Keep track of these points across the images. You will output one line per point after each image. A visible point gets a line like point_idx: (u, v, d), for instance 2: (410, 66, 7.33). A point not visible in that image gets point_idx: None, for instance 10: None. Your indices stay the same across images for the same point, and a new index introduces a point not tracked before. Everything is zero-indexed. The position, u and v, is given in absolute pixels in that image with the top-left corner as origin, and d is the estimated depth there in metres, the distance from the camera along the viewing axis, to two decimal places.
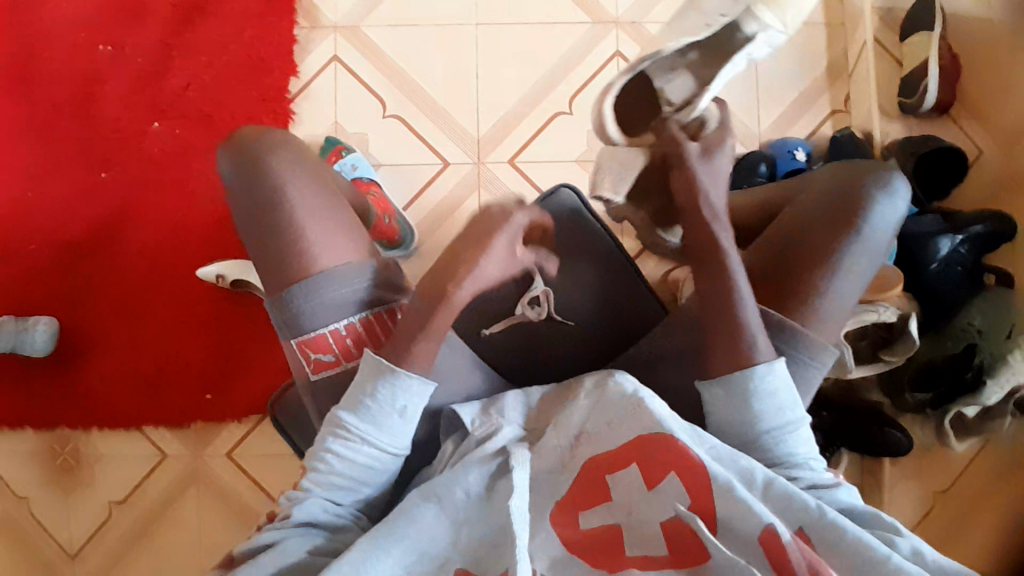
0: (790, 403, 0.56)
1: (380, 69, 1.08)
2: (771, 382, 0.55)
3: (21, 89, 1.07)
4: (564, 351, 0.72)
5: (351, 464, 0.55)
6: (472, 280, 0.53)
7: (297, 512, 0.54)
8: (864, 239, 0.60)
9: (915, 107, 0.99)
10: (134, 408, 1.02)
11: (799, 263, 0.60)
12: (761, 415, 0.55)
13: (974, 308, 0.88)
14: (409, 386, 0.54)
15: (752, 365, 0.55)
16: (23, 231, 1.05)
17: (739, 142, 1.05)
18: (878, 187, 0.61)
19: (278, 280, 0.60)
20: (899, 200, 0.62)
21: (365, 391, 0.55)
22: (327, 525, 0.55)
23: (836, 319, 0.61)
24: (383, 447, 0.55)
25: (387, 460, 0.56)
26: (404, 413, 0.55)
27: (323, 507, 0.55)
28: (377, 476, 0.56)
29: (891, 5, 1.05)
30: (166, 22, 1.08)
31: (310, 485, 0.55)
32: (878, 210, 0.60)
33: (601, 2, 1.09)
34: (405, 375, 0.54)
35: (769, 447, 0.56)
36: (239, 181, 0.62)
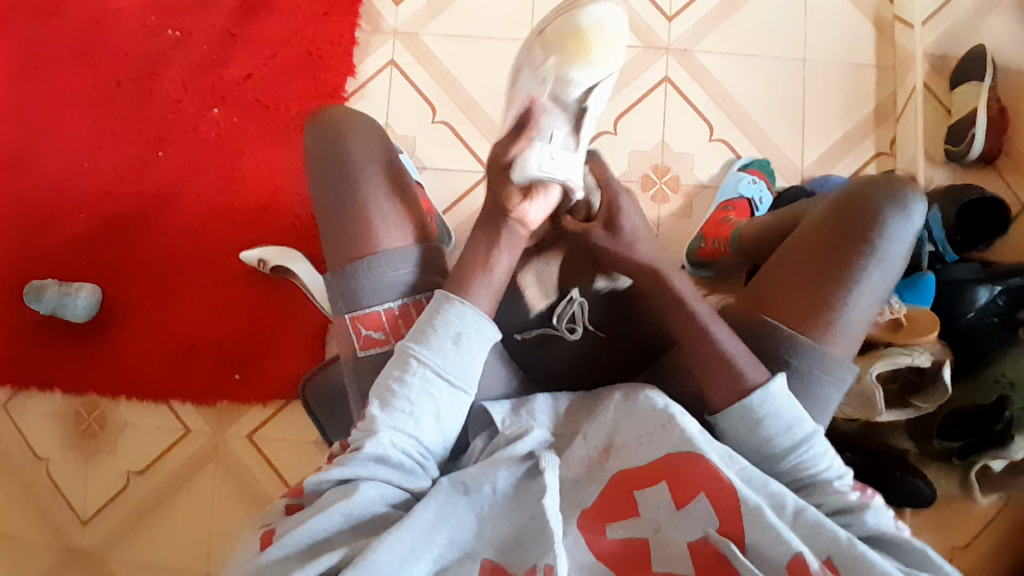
0: (797, 420, 0.57)
1: (433, 75, 1.11)
2: (772, 405, 0.57)
3: (90, 64, 1.12)
4: (583, 356, 0.71)
5: (412, 389, 0.57)
6: (509, 249, 0.63)
7: (369, 444, 0.55)
8: (880, 257, 0.61)
9: (961, 155, 0.99)
10: (163, 380, 1.04)
11: (808, 283, 0.62)
12: (771, 435, 0.57)
13: (1011, 357, 0.82)
14: (464, 315, 0.59)
15: (746, 393, 0.58)
16: (77, 200, 1.08)
17: (781, 175, 1.06)
18: (896, 206, 0.62)
19: (344, 253, 0.65)
20: (913, 219, 0.63)
21: (424, 322, 0.59)
22: (395, 461, 0.55)
23: (854, 334, 0.62)
24: (441, 371, 0.57)
25: (448, 391, 0.57)
26: (458, 339, 0.58)
27: (392, 440, 0.56)
28: (438, 408, 0.57)
29: (943, 52, 1.06)
30: (234, 12, 1.12)
31: (378, 413, 0.57)
32: (887, 229, 0.61)
33: (654, 29, 1.09)
34: (460, 304, 0.59)
35: (790, 464, 0.57)
36: (321, 159, 0.68)
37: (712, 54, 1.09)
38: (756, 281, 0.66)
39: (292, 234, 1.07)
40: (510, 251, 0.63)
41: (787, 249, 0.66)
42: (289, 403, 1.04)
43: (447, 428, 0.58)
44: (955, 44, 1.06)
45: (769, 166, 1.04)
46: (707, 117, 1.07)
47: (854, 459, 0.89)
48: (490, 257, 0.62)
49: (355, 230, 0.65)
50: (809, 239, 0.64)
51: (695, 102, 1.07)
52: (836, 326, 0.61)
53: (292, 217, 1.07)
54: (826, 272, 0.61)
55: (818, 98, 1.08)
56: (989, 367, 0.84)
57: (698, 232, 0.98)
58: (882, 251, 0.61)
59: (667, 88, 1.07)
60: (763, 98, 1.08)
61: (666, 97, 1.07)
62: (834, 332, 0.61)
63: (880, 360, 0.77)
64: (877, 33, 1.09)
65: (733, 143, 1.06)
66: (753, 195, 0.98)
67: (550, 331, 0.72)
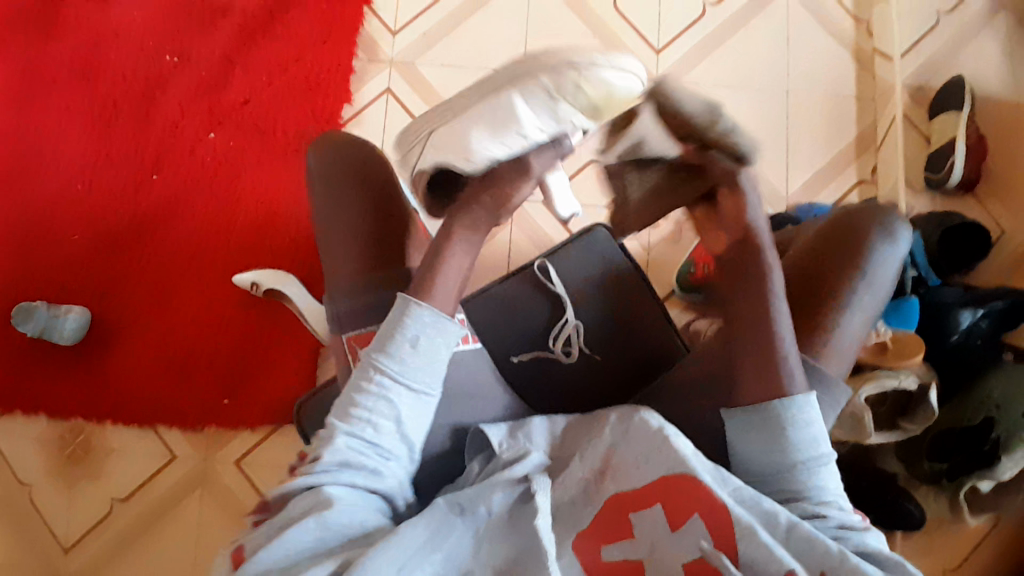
0: (823, 436, 0.56)
1: (428, 102, 1.13)
2: (808, 414, 0.56)
3: (87, 88, 1.13)
4: (581, 381, 0.73)
5: (370, 395, 0.57)
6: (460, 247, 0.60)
7: (327, 451, 0.55)
8: (869, 280, 0.63)
9: (941, 183, 1.02)
10: (152, 405, 1.03)
11: (803, 305, 0.63)
12: (796, 445, 0.55)
13: (996, 380, 0.84)
14: (422, 317, 0.57)
15: (787, 395, 0.56)
16: (69, 221, 1.08)
17: (767, 202, 1.08)
18: (883, 232, 0.64)
19: (343, 277, 0.69)
20: (900, 247, 0.65)
21: (388, 328, 0.58)
22: (357, 464, 0.55)
23: (845, 356, 0.63)
24: (399, 376, 0.57)
25: (409, 396, 0.57)
26: (416, 342, 0.57)
27: (349, 444, 0.56)
28: (399, 412, 0.57)
29: (920, 85, 1.10)
30: (232, 39, 1.14)
31: (336, 420, 0.57)
32: (875, 253, 0.63)
33: (644, 60, 1.13)
34: (417, 307, 0.58)
35: (801, 479, 0.56)
36: (323, 181, 0.73)
37: (700, 84, 1.12)
38: None
39: (287, 257, 1.07)
40: (466, 251, 0.60)
41: (781, 272, 0.67)
42: (280, 427, 1.03)
43: (409, 432, 0.57)
44: (932, 77, 1.11)
45: None
46: None
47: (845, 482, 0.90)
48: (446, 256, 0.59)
49: (351, 251, 0.70)
50: (799, 263, 0.66)
51: None
52: (829, 348, 0.62)
53: (287, 241, 1.08)
54: (817, 295, 0.63)
55: (803, 127, 1.11)
56: (978, 388, 0.85)
57: (688, 258, 0.99)
58: (870, 275, 0.63)
59: None
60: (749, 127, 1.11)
61: None
62: (828, 354, 0.62)
63: (870, 383, 0.79)
64: (858, 66, 1.13)
65: None
66: None
67: (546, 354, 0.73)
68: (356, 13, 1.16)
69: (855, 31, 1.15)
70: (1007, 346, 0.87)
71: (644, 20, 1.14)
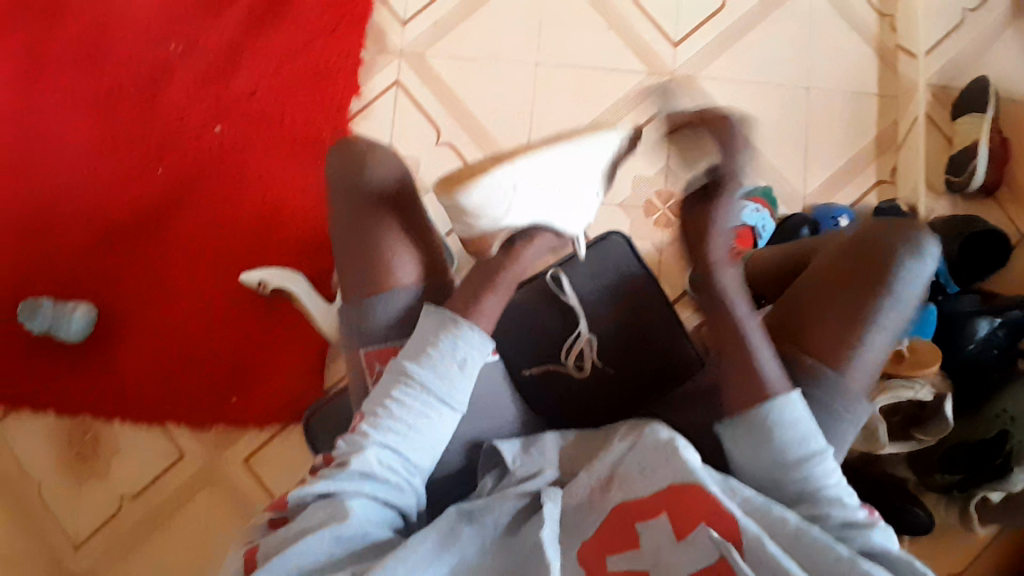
0: (812, 433, 0.57)
1: (439, 97, 1.10)
2: (790, 415, 0.57)
3: (88, 76, 1.10)
4: (591, 395, 0.73)
5: (411, 411, 0.61)
6: (503, 286, 0.65)
7: (356, 460, 0.58)
8: (896, 298, 0.62)
9: (962, 186, 1.00)
10: (159, 402, 1.03)
11: (829, 317, 0.62)
12: (783, 446, 0.56)
13: (1008, 393, 0.83)
14: (472, 340, 0.63)
15: (768, 401, 0.57)
16: (72, 214, 1.07)
17: (783, 202, 1.06)
18: (911, 250, 0.63)
19: (359, 289, 0.70)
20: (929, 261, 0.63)
21: (429, 343, 0.63)
22: (380, 477, 0.58)
23: (867, 374, 0.63)
24: (444, 397, 0.61)
25: (447, 415, 0.62)
26: (464, 365, 0.62)
27: (379, 457, 0.59)
28: (435, 431, 0.61)
29: (944, 84, 1.08)
30: (237, 28, 1.11)
31: (369, 431, 0.60)
32: (903, 270, 0.62)
33: (661, 54, 1.10)
34: (468, 329, 0.63)
35: (801, 476, 0.56)
36: (343, 182, 0.74)
37: (717, 79, 1.09)
38: (773, 313, 0.67)
39: (294, 255, 1.06)
40: (506, 288, 0.65)
41: (802, 286, 0.66)
42: (287, 427, 1.03)
43: (436, 448, 0.62)
44: (957, 75, 1.08)
45: (772, 194, 1.04)
46: None
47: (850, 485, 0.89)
48: (490, 290, 0.65)
49: (366, 259, 0.71)
50: (825, 275, 0.65)
51: None
52: (853, 363, 0.62)
53: (295, 238, 1.06)
54: (843, 311, 0.62)
55: (822, 125, 1.08)
56: (991, 403, 0.84)
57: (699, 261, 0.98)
58: (897, 293, 0.62)
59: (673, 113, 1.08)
60: (766, 124, 1.08)
61: None
62: (851, 368, 0.61)
63: (885, 393, 0.78)
64: (882, 63, 1.10)
65: None
66: (757, 223, 0.98)
67: (558, 368, 0.73)
68: (364, 4, 1.12)
69: (880, 24, 1.11)
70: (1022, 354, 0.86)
71: (661, 12, 1.11)
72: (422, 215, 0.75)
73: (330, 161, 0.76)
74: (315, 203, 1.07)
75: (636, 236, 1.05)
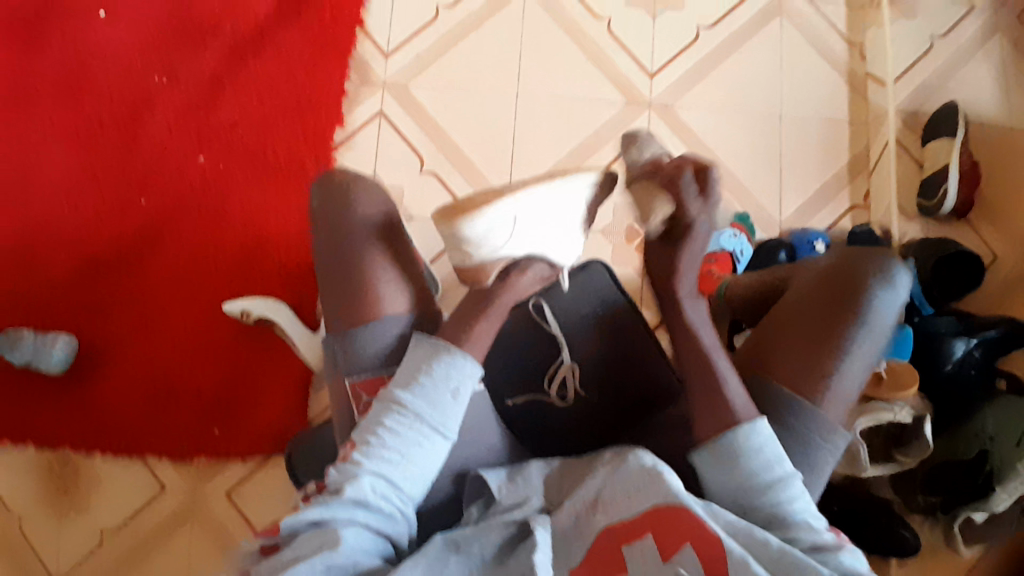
0: (778, 459, 0.57)
1: (422, 126, 1.12)
2: (758, 439, 0.57)
3: (72, 108, 1.11)
4: (576, 424, 0.73)
5: (404, 439, 0.61)
6: (493, 314, 0.68)
7: (350, 488, 0.58)
8: (870, 326, 0.63)
9: (935, 209, 1.02)
10: (140, 434, 1.02)
11: (803, 351, 0.64)
12: (750, 471, 0.57)
13: (987, 415, 0.84)
14: (464, 368, 0.64)
15: (736, 425, 0.58)
16: (54, 246, 1.07)
17: (760, 227, 1.08)
18: (882, 276, 0.65)
19: (346, 317, 0.71)
20: (899, 289, 0.65)
21: (421, 373, 0.64)
22: (373, 505, 0.59)
23: (844, 403, 0.64)
24: (437, 426, 0.62)
25: (439, 443, 0.62)
26: (457, 393, 0.64)
27: (373, 486, 0.59)
28: (427, 460, 0.62)
29: (914, 109, 1.11)
30: (221, 60, 1.13)
31: (361, 459, 0.60)
32: (875, 299, 0.64)
33: (638, 84, 1.13)
34: (461, 357, 0.64)
35: (769, 502, 0.56)
36: (324, 212, 0.74)
37: (693, 108, 1.12)
38: (750, 344, 0.68)
39: (277, 284, 1.06)
40: (498, 317, 0.68)
41: (775, 317, 0.68)
42: (270, 458, 1.02)
43: (426, 475, 0.62)
44: (926, 99, 1.11)
45: (749, 219, 1.06)
46: None
47: (841, 512, 0.87)
48: (483, 314, 0.68)
49: (351, 287, 0.71)
50: (797, 305, 0.67)
51: (676, 153, 1.10)
52: (830, 394, 0.63)
53: (279, 267, 1.07)
54: (818, 342, 0.64)
55: (796, 151, 1.11)
56: (969, 423, 0.85)
57: None
58: (870, 321, 0.64)
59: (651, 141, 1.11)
60: (741, 149, 1.11)
61: None
62: (828, 401, 0.63)
63: (864, 415, 0.80)
64: (852, 90, 1.13)
65: None
66: (735, 248, 1.00)
67: (542, 397, 0.75)
68: (348, 36, 1.15)
69: (849, 53, 1.15)
70: (1000, 373, 0.88)
71: (637, 44, 1.14)
72: (404, 243, 0.76)
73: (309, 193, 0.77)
74: (299, 231, 1.08)
75: (618, 262, 1.06)
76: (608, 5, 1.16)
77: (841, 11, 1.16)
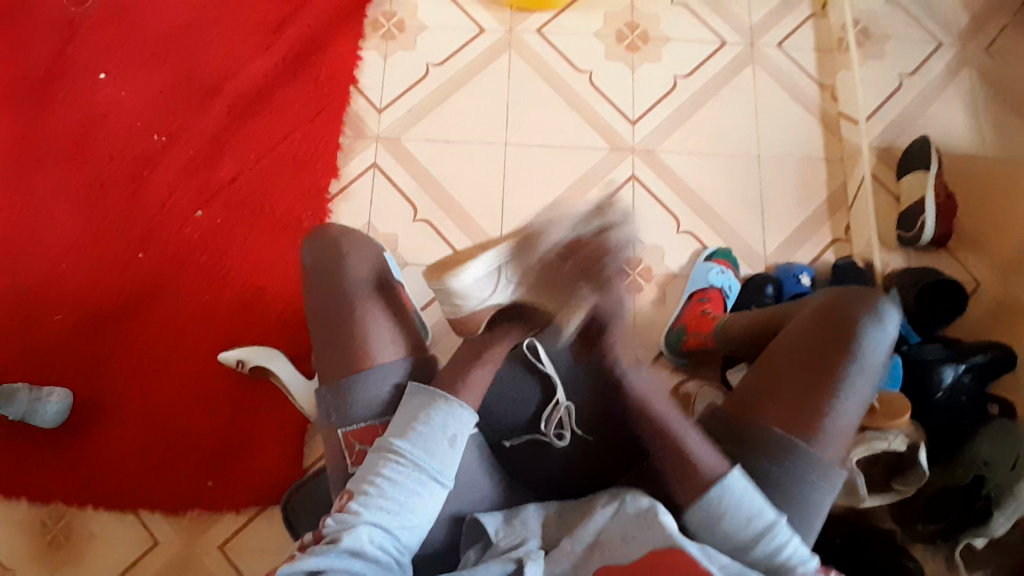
0: (759, 508, 0.58)
1: (414, 176, 1.16)
2: (733, 495, 0.59)
3: (76, 167, 1.15)
4: (585, 470, 0.73)
5: (400, 488, 0.62)
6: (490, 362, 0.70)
7: (347, 537, 0.58)
8: (862, 364, 0.65)
9: (914, 240, 1.06)
10: (134, 488, 1.01)
11: (798, 391, 0.65)
12: (735, 528, 0.58)
13: (981, 439, 0.86)
14: (462, 416, 0.66)
15: (710, 484, 0.60)
16: (53, 300, 1.08)
17: (746, 262, 1.10)
18: (872, 316, 0.67)
19: (341, 368, 0.72)
20: (889, 328, 0.67)
21: (416, 422, 0.65)
22: (370, 556, 0.59)
23: (843, 439, 0.65)
24: (435, 474, 0.63)
25: (435, 490, 0.63)
26: (453, 441, 0.65)
27: (370, 535, 0.59)
28: (425, 509, 0.62)
29: (888, 145, 1.15)
30: (220, 119, 1.18)
31: (359, 510, 0.61)
32: (865, 337, 0.66)
33: (620, 131, 1.18)
34: (459, 407, 0.66)
35: (761, 554, 0.57)
36: (317, 268, 0.78)
37: (675, 152, 1.16)
38: (747, 383, 0.69)
39: (274, 332, 1.08)
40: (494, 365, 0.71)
41: (771, 355, 0.69)
42: (265, 508, 1.01)
43: (421, 525, 0.62)
44: (897, 137, 1.16)
45: (733, 255, 1.09)
46: (674, 211, 1.13)
47: (844, 544, 0.85)
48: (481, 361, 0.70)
49: (342, 338, 0.73)
50: (791, 344, 0.68)
51: (660, 196, 1.14)
52: (826, 431, 0.64)
53: (276, 315, 1.08)
54: (812, 381, 0.65)
55: (776, 190, 1.15)
56: (963, 450, 0.86)
57: (677, 324, 1.01)
58: (862, 359, 0.65)
59: (635, 184, 1.15)
60: (723, 190, 1.15)
61: (634, 193, 1.14)
62: (825, 438, 0.63)
63: (858, 445, 0.78)
64: (825, 130, 1.19)
65: (699, 234, 1.12)
66: (723, 284, 1.03)
67: (539, 438, 0.75)
68: (342, 93, 1.20)
69: (820, 97, 1.21)
70: (992, 398, 0.89)
71: (618, 94, 1.20)
72: (396, 292, 0.78)
73: (303, 249, 0.81)
74: (294, 279, 1.10)
75: None
76: (588, 59, 1.22)
77: (810, 59, 1.23)
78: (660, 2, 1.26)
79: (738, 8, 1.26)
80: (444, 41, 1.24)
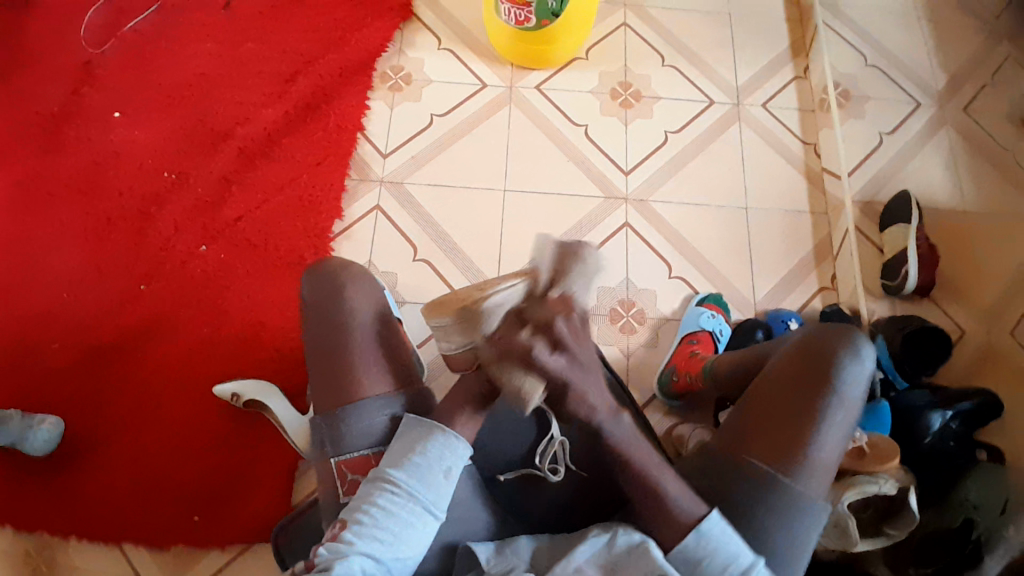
0: (737, 553, 0.59)
1: (415, 218, 1.20)
2: (710, 543, 0.59)
3: (86, 201, 1.18)
4: (584, 503, 0.74)
5: (394, 519, 0.62)
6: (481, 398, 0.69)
7: (339, 566, 0.58)
8: (841, 397, 0.67)
9: (897, 289, 1.09)
10: (117, 522, 0.99)
11: (781, 424, 0.67)
12: (716, 572, 0.58)
13: (970, 481, 0.86)
14: (458, 448, 0.66)
15: (689, 531, 0.59)
16: (53, 329, 1.09)
17: (735, 307, 1.14)
18: (847, 352, 0.69)
19: (335, 398, 0.73)
20: (865, 364, 0.69)
21: (413, 451, 0.65)
22: None
23: (828, 470, 0.66)
24: (429, 506, 0.63)
25: (427, 522, 0.63)
26: (449, 474, 0.65)
27: (362, 566, 0.59)
28: (418, 541, 0.62)
29: (869, 200, 1.21)
30: (230, 162, 1.22)
31: (353, 539, 0.60)
32: (843, 373, 0.68)
33: (615, 180, 1.23)
34: (455, 437, 0.66)
35: None
36: (317, 301, 0.79)
37: (668, 201, 1.21)
38: (732, 421, 0.71)
39: (272, 368, 1.09)
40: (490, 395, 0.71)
41: (754, 393, 0.71)
42: (251, 546, 0.99)
43: (413, 556, 0.62)
44: (879, 192, 1.21)
45: (724, 300, 1.12)
46: (667, 258, 1.17)
47: None
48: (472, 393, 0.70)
49: (340, 369, 0.74)
50: (772, 382, 0.70)
51: (653, 243, 1.18)
52: (807, 465, 0.65)
53: (273, 351, 1.09)
54: (794, 414, 0.66)
55: (765, 239, 1.19)
56: (955, 490, 0.86)
57: (668, 366, 1.04)
58: (842, 392, 0.67)
59: (629, 231, 1.19)
60: (714, 237, 1.19)
61: (628, 240, 1.17)
62: (807, 470, 0.64)
63: (850, 489, 0.77)
64: (810, 184, 1.24)
65: (691, 280, 1.15)
66: (714, 328, 1.06)
67: (533, 472, 0.75)
68: (350, 138, 1.25)
69: (805, 154, 1.27)
70: (980, 444, 0.91)
71: (614, 147, 1.26)
72: (394, 327, 0.80)
73: (302, 285, 0.82)
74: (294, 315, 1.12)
75: (604, 342, 1.10)
76: (586, 114, 1.29)
77: (795, 118, 1.30)
78: (653, 63, 1.33)
79: (726, 70, 1.33)
80: (448, 94, 1.30)
